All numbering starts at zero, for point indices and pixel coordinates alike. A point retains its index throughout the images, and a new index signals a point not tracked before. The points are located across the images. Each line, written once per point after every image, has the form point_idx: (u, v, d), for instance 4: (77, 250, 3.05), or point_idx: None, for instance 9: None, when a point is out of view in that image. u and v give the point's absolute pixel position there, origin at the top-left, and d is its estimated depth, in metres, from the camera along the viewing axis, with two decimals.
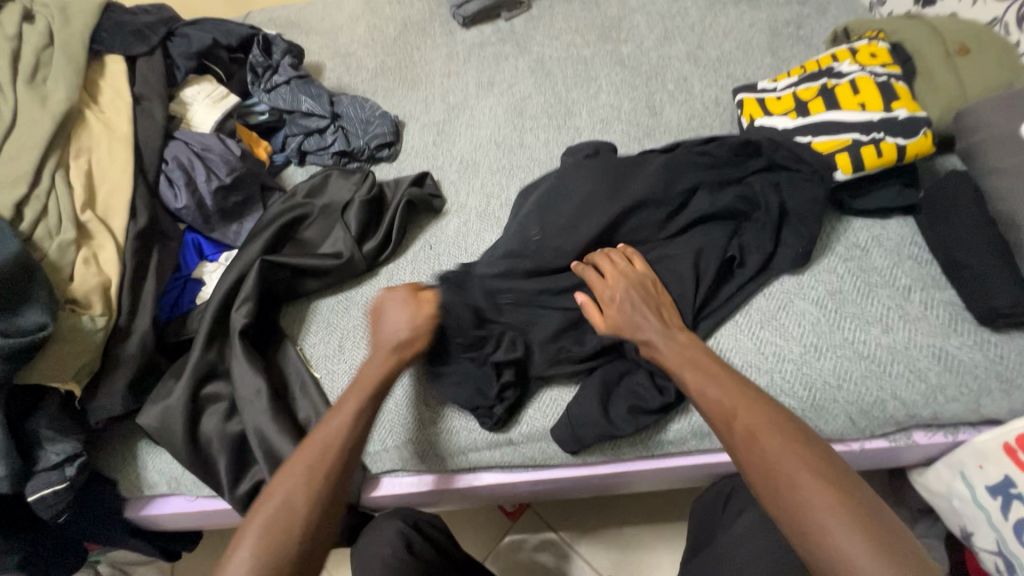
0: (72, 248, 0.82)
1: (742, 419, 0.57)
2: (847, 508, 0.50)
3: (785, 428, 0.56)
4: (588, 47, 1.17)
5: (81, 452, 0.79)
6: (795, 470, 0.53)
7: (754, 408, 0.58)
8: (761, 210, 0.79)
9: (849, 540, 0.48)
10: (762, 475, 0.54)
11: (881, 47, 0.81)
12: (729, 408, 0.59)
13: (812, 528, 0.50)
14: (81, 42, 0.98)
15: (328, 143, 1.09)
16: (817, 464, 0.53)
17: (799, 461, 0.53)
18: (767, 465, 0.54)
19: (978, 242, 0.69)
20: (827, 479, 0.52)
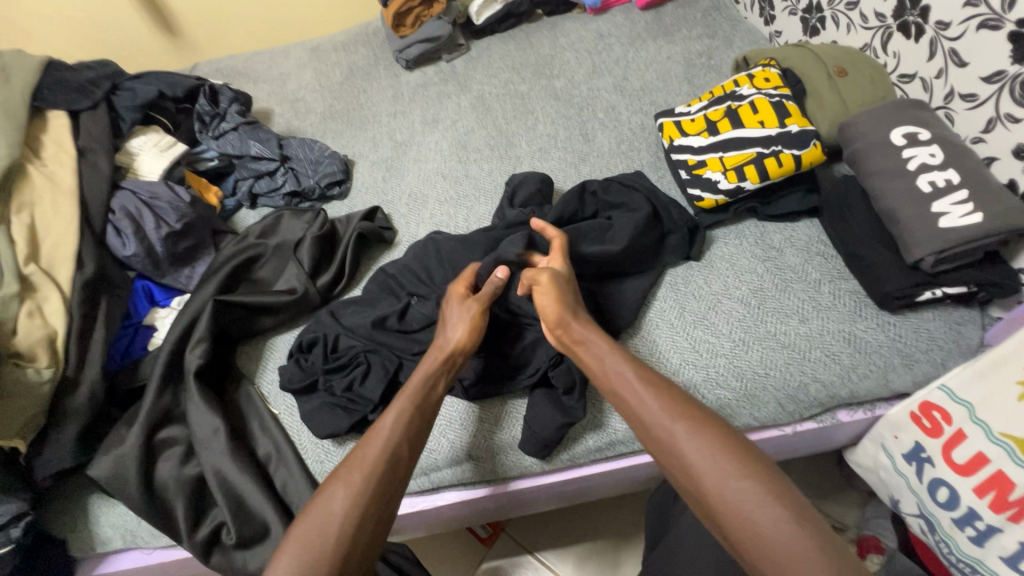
0: (15, 301, 0.82)
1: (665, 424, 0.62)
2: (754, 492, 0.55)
3: (704, 429, 0.61)
4: (525, 83, 1.25)
5: (27, 511, 0.76)
6: (736, 464, 0.57)
7: (693, 410, 0.63)
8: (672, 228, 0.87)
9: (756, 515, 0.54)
10: (705, 474, 0.57)
11: (774, 73, 0.92)
12: (670, 410, 0.62)
13: (753, 520, 0.54)
14: (23, 100, 1.00)
15: (279, 185, 1.12)
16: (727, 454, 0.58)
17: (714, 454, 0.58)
18: (710, 462, 0.58)
19: (870, 236, 0.78)
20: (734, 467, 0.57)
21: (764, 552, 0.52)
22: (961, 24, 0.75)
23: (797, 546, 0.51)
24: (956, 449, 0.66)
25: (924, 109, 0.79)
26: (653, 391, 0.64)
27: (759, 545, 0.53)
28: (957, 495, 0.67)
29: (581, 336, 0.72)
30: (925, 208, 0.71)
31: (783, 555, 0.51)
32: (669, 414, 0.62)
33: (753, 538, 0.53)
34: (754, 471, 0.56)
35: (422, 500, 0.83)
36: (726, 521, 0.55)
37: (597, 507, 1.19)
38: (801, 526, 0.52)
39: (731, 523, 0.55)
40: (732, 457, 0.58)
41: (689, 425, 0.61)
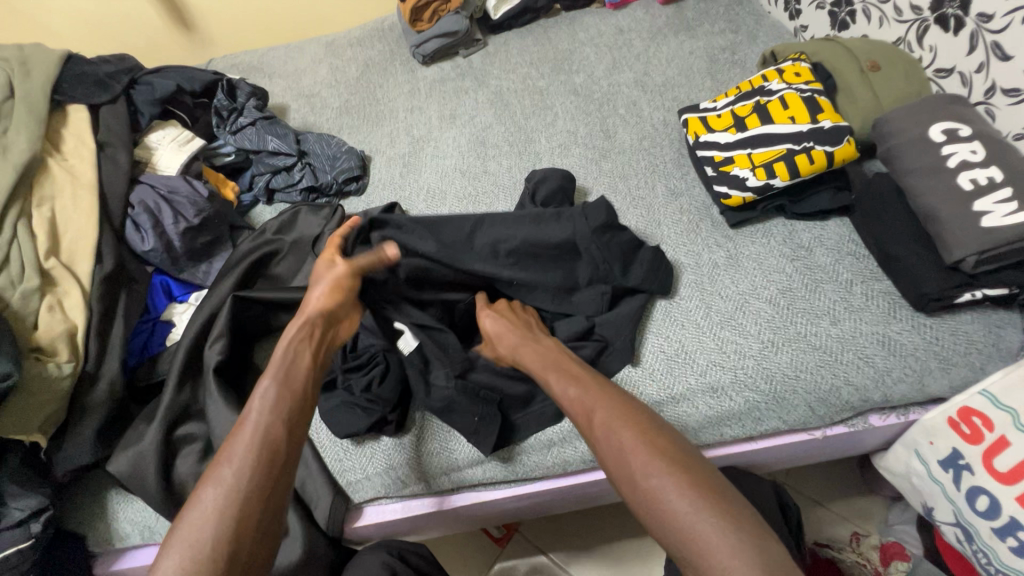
0: (35, 296, 0.82)
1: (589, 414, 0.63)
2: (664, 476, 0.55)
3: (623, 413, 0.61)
4: (543, 78, 1.24)
5: (48, 506, 0.75)
6: (643, 454, 0.57)
7: (614, 403, 0.63)
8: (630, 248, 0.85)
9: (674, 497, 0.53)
10: (620, 467, 0.58)
11: (804, 67, 0.90)
12: (591, 408, 0.63)
13: (665, 509, 0.53)
14: (43, 94, 0.99)
15: (296, 180, 1.11)
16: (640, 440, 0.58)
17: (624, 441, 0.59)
18: (625, 455, 0.58)
19: (906, 235, 0.76)
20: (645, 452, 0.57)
21: (677, 541, 0.52)
22: (1005, 16, 0.73)
23: (705, 534, 0.50)
24: (998, 457, 0.65)
25: (963, 105, 0.77)
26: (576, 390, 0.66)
27: (673, 533, 0.52)
28: (998, 504, 0.65)
29: (523, 350, 0.74)
30: (966, 207, 0.69)
31: (694, 544, 0.51)
32: (586, 411, 0.64)
33: (664, 526, 0.53)
34: (668, 461, 0.56)
35: (442, 500, 0.82)
36: (642, 512, 0.55)
37: (612, 509, 1.17)
38: (712, 512, 0.52)
39: (646, 514, 0.55)
40: (647, 449, 0.57)
41: (608, 418, 0.61)
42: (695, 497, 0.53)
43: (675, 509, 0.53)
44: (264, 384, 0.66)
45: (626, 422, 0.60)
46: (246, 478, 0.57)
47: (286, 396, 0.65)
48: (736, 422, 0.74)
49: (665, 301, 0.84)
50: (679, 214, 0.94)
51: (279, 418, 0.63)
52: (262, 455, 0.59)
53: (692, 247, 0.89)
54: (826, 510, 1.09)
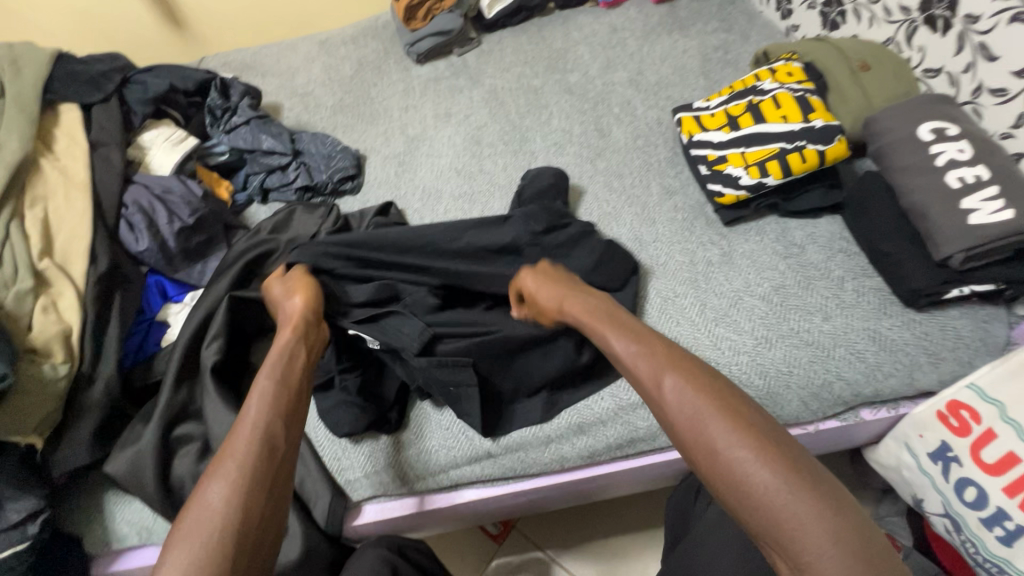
0: (29, 297, 0.81)
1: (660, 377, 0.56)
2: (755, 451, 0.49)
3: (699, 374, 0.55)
4: (538, 77, 1.24)
5: (45, 508, 0.75)
6: (723, 421, 0.51)
7: (690, 362, 0.57)
8: (593, 253, 0.85)
9: (761, 471, 0.48)
10: (691, 431, 0.52)
11: (796, 67, 0.91)
12: (656, 368, 0.57)
13: (742, 478, 0.48)
14: (34, 92, 0.98)
15: (291, 180, 1.11)
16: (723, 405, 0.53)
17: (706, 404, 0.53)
18: (696, 419, 0.52)
19: (895, 233, 0.78)
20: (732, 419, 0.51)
21: (757, 509, 0.47)
22: (992, 17, 0.74)
23: (788, 506, 0.46)
24: (985, 449, 0.66)
25: (951, 104, 0.78)
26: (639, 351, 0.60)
27: (747, 502, 0.48)
28: (985, 495, 0.66)
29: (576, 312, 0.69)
30: (954, 205, 0.71)
31: (776, 515, 0.46)
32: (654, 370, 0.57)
33: (741, 497, 0.48)
34: (748, 426, 0.50)
35: (440, 498, 0.83)
36: (715, 479, 0.50)
37: (609, 504, 1.18)
38: (797, 483, 0.47)
39: (720, 481, 0.50)
40: (722, 412, 0.52)
41: (679, 378, 0.55)
42: (777, 466, 0.48)
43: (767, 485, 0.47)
44: (263, 386, 0.65)
45: (700, 381, 0.55)
46: (251, 472, 0.57)
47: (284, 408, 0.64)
48: None
49: (660, 298, 0.85)
50: (673, 212, 0.95)
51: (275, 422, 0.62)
52: (252, 456, 0.58)
53: (686, 245, 0.90)
54: None
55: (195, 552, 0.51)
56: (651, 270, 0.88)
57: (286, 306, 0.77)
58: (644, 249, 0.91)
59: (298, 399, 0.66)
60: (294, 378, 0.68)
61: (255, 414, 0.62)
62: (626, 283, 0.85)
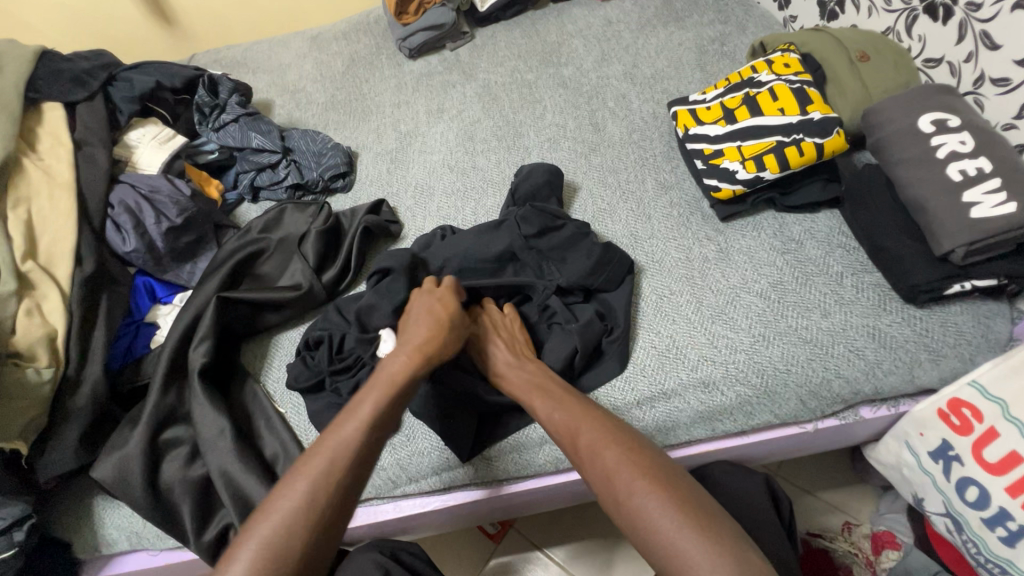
0: (13, 300, 0.80)
1: (584, 436, 0.62)
2: (664, 502, 0.54)
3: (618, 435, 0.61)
4: (531, 71, 1.22)
5: (31, 514, 0.74)
6: (634, 472, 0.57)
7: (603, 422, 0.63)
8: (592, 255, 0.83)
9: (667, 522, 0.53)
10: (605, 487, 0.58)
11: (793, 58, 0.89)
12: (576, 426, 0.63)
13: (647, 527, 0.54)
14: (17, 91, 0.97)
15: (281, 178, 1.09)
16: (636, 459, 0.58)
17: (620, 460, 0.58)
18: (611, 474, 0.58)
19: (895, 227, 0.76)
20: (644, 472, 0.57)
21: (660, 557, 0.53)
22: (994, 4, 0.72)
23: (681, 552, 0.51)
24: (987, 448, 0.65)
25: (952, 95, 0.76)
26: (562, 411, 0.66)
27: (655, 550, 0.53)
28: (988, 494, 0.65)
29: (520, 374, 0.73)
30: (956, 198, 0.69)
31: (673, 556, 0.51)
32: (574, 428, 0.63)
33: (648, 545, 0.53)
34: (652, 479, 0.56)
35: (433, 500, 0.81)
36: (629, 531, 0.55)
37: None
38: (697, 529, 0.52)
39: (631, 533, 0.55)
40: (630, 466, 0.58)
41: (592, 438, 0.61)
42: (676, 512, 0.53)
43: (672, 533, 0.52)
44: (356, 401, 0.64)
45: (609, 440, 0.61)
46: (330, 490, 0.57)
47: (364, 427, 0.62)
48: (728, 416, 0.74)
49: (655, 296, 0.83)
50: (668, 207, 0.93)
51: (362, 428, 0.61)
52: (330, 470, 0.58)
53: (682, 241, 0.88)
54: (819, 501, 1.09)
55: (263, 543, 0.53)
56: (647, 267, 0.87)
57: (416, 310, 0.76)
58: (639, 246, 0.89)
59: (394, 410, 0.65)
60: (406, 384, 0.67)
61: (352, 419, 0.62)
62: (621, 283, 0.84)
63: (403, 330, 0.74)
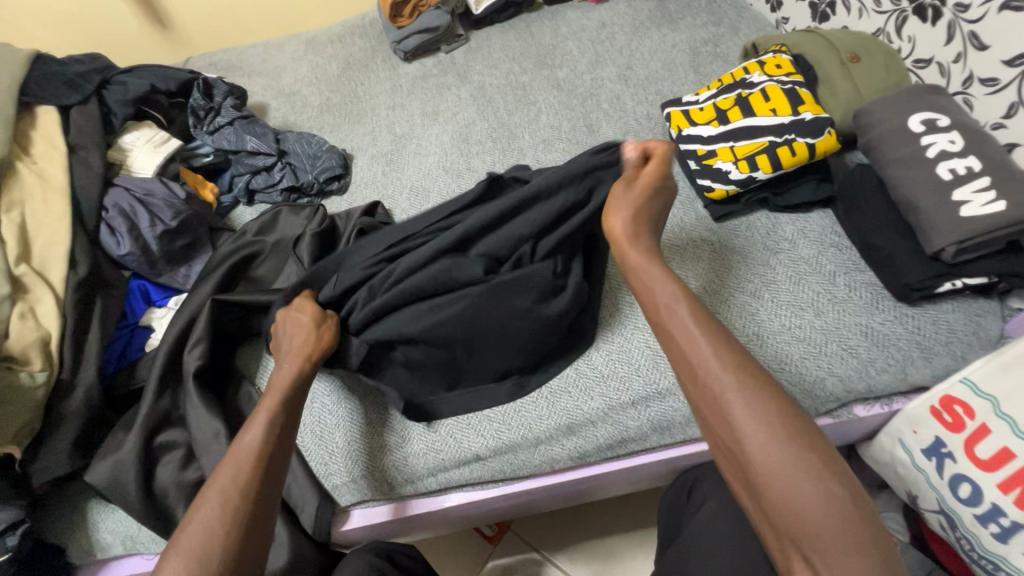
0: (6, 303, 0.79)
1: (732, 388, 0.56)
2: (825, 485, 0.50)
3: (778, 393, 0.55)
4: (526, 73, 1.23)
5: (24, 519, 0.74)
6: (789, 443, 0.52)
7: (762, 374, 0.57)
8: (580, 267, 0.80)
9: (826, 507, 0.50)
10: (753, 447, 0.53)
11: (785, 59, 0.90)
12: (727, 372, 0.57)
13: (796, 500, 0.50)
14: (10, 95, 0.97)
15: (276, 180, 1.10)
16: (790, 426, 0.53)
17: (770, 425, 0.53)
18: (766, 438, 0.53)
19: (886, 226, 0.77)
20: (800, 447, 0.52)
21: (798, 530, 0.50)
22: (982, 5, 0.73)
23: (834, 541, 0.49)
24: (979, 444, 0.66)
25: (941, 94, 0.77)
26: (712, 348, 0.59)
27: (790, 524, 0.51)
28: (980, 491, 0.66)
29: (659, 277, 0.67)
30: (945, 197, 0.70)
31: (821, 539, 0.49)
32: (726, 372, 0.57)
33: (793, 522, 0.50)
34: (810, 454, 0.52)
35: (428, 501, 0.81)
36: (764, 495, 0.52)
37: (604, 503, 1.17)
38: (855, 521, 0.49)
39: (772, 500, 0.51)
40: (783, 433, 0.53)
41: (751, 392, 0.55)
42: (833, 498, 0.50)
43: (830, 520, 0.49)
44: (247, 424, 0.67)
45: (770, 401, 0.55)
46: (241, 486, 0.60)
47: (252, 442, 0.64)
48: None
49: None
50: None
51: (248, 448, 0.63)
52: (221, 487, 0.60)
53: (676, 241, 0.88)
54: None
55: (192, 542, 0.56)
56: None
57: (287, 328, 0.77)
58: None
59: (277, 418, 0.67)
60: (287, 390, 0.69)
61: (246, 432, 0.65)
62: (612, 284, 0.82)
63: (278, 347, 0.77)
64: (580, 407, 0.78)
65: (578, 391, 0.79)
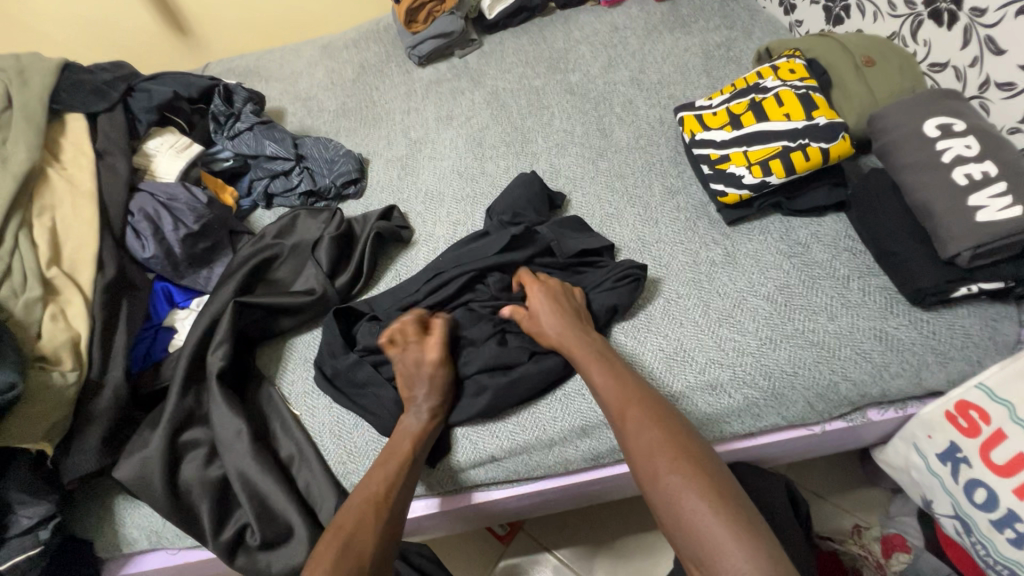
0: (38, 305, 0.82)
1: (627, 415, 0.67)
2: (703, 491, 0.58)
3: (666, 419, 0.66)
4: (539, 78, 1.24)
5: (56, 513, 0.76)
6: (669, 457, 0.61)
7: (650, 405, 0.67)
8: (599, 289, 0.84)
9: (708, 513, 0.56)
10: (644, 472, 0.63)
11: (799, 63, 0.90)
12: (622, 403, 0.68)
13: (680, 512, 0.58)
14: (41, 103, 1.00)
15: (294, 185, 1.12)
16: (671, 443, 0.63)
17: (656, 443, 0.63)
18: (648, 456, 0.63)
19: (901, 230, 0.77)
20: (681, 458, 0.61)
21: (689, 542, 0.57)
22: (999, 10, 0.73)
23: (714, 536, 0.55)
24: (995, 450, 0.66)
25: (957, 99, 0.77)
26: (610, 385, 0.70)
27: (684, 535, 0.57)
28: (996, 496, 0.65)
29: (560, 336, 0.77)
30: (961, 202, 0.70)
31: (706, 545, 0.55)
32: (619, 405, 0.68)
33: (678, 525, 0.58)
34: (689, 463, 0.61)
35: (440, 501, 0.82)
36: (660, 514, 0.60)
37: (616, 505, 1.18)
38: (734, 523, 0.55)
39: (665, 517, 0.59)
40: (665, 453, 0.62)
41: (638, 424, 0.65)
42: (710, 508, 0.57)
43: (707, 520, 0.56)
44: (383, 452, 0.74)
45: (659, 430, 0.64)
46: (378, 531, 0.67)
47: (396, 470, 0.72)
48: (736, 419, 0.75)
49: (663, 300, 0.84)
50: (675, 212, 0.94)
51: (391, 476, 0.71)
52: (369, 507, 0.68)
53: (689, 245, 0.89)
54: (828, 504, 1.09)
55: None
56: (655, 269, 0.88)
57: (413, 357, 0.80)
58: (646, 250, 0.90)
59: (417, 455, 0.74)
60: (425, 434, 0.76)
61: (390, 463, 0.73)
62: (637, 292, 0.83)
63: (410, 388, 0.79)
64: (593, 409, 0.79)
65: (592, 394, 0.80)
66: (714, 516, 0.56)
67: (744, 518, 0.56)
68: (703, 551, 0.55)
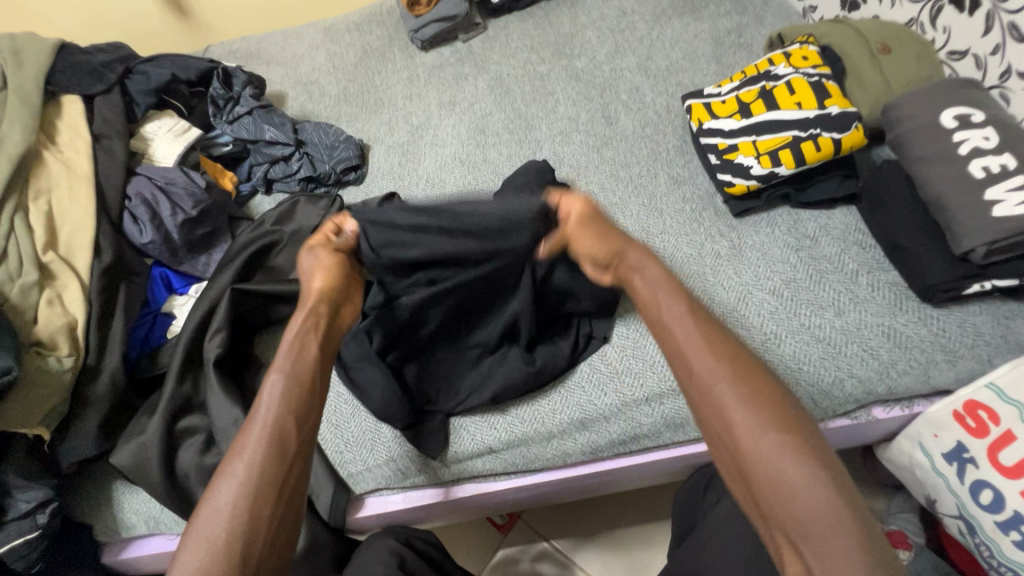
0: (34, 290, 0.81)
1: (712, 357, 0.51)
2: (810, 466, 0.45)
3: (759, 370, 0.51)
4: (544, 63, 1.21)
5: (53, 498, 0.76)
6: (767, 416, 0.47)
7: (738, 351, 0.52)
8: None
9: (817, 488, 0.44)
10: (740, 430, 0.47)
11: (812, 50, 0.87)
12: (703, 339, 0.52)
13: (784, 486, 0.45)
14: (36, 84, 0.98)
15: (294, 170, 1.10)
16: (766, 401, 0.48)
17: (747, 395, 0.49)
18: (739, 410, 0.48)
19: (914, 225, 0.75)
20: (779, 419, 0.47)
21: (790, 523, 0.44)
22: None
23: (821, 520, 0.43)
24: (1004, 450, 0.65)
25: (976, 89, 0.75)
26: (690, 317, 0.54)
27: (780, 514, 0.45)
28: (1002, 498, 0.65)
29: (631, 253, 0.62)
30: (978, 194, 0.68)
31: (811, 526, 0.43)
32: (700, 343, 0.52)
33: (775, 499, 0.45)
34: (788, 426, 0.47)
35: (441, 491, 0.82)
36: (756, 486, 0.46)
37: (615, 496, 1.17)
38: (843, 508, 0.44)
39: (761, 491, 0.46)
40: (766, 412, 0.48)
41: (728, 370, 0.50)
42: (823, 484, 0.44)
43: (816, 501, 0.44)
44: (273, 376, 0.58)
45: (749, 381, 0.50)
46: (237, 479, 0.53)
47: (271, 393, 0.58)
48: None
49: None
50: (681, 203, 0.92)
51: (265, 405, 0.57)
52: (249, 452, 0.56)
53: (694, 237, 0.87)
54: None
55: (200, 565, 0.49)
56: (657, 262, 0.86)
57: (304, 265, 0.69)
58: (651, 241, 0.89)
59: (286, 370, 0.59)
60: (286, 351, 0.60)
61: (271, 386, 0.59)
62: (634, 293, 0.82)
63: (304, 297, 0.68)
64: (593, 402, 0.78)
65: (592, 387, 0.79)
66: (824, 495, 0.44)
67: (854, 500, 0.44)
68: (807, 534, 0.43)
